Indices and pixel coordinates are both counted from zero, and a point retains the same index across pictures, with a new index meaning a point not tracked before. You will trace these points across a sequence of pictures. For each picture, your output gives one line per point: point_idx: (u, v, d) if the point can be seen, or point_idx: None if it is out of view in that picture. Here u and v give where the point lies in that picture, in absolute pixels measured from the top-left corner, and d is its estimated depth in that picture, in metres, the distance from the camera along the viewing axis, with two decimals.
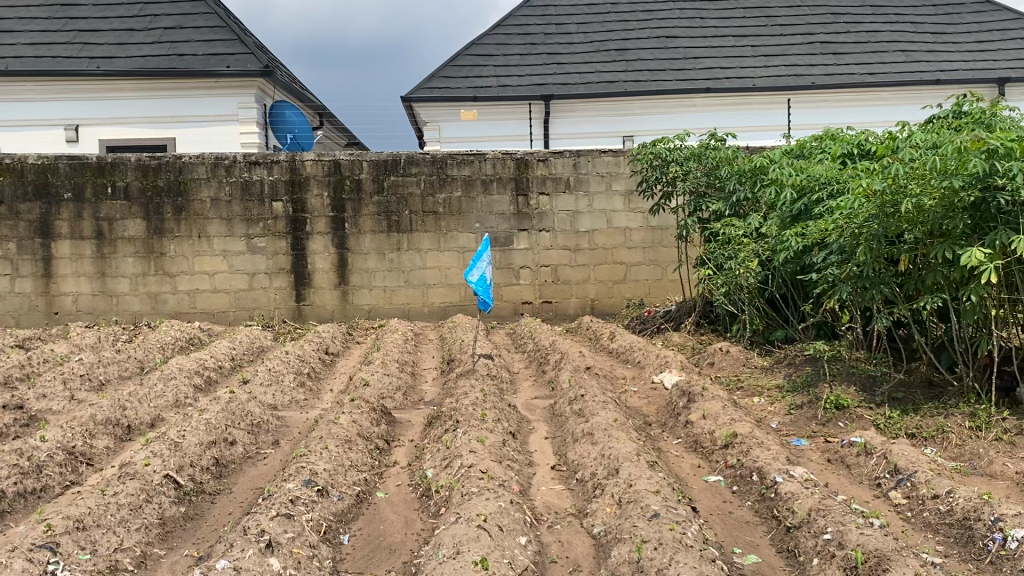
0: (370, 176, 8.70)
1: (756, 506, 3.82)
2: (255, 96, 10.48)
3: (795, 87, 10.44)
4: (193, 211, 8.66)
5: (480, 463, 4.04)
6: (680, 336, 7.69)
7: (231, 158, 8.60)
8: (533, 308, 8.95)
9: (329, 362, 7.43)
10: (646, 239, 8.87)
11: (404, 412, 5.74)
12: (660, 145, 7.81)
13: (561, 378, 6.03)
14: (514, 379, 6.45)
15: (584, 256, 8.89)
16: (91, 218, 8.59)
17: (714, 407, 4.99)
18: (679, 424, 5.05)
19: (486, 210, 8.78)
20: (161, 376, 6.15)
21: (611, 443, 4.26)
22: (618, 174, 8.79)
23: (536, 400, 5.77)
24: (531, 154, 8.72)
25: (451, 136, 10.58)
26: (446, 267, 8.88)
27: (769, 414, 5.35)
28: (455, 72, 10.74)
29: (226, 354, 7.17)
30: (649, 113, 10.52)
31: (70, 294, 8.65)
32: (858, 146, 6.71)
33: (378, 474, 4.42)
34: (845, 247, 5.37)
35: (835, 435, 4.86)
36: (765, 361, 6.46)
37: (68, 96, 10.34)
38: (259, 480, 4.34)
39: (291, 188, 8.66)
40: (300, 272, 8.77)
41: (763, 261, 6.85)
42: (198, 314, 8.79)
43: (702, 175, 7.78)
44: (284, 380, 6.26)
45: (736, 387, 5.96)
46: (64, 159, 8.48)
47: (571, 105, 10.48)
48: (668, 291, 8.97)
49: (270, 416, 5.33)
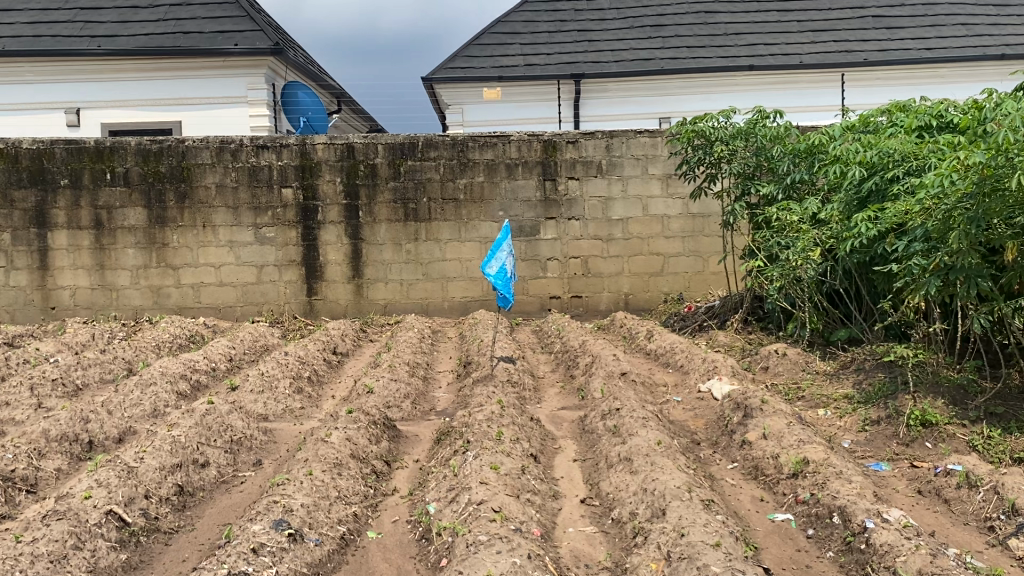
0: (386, 161, 7.96)
1: (841, 560, 3.05)
2: (265, 77, 9.77)
3: (847, 63, 9.49)
4: (197, 198, 7.97)
5: (493, 499, 3.28)
6: (726, 335, 6.86)
7: (238, 142, 7.90)
8: (561, 303, 8.16)
9: (335, 364, 6.73)
10: (686, 227, 8.05)
11: (411, 425, 5.00)
12: (703, 123, 6.94)
13: (593, 386, 5.23)
14: (539, 386, 5.68)
15: (617, 247, 8.07)
16: (89, 206, 7.94)
17: (778, 425, 4.18)
18: (734, 444, 4.27)
19: (510, 196, 8.00)
20: (140, 381, 5.44)
21: (654, 472, 3.47)
22: (655, 156, 7.94)
23: (563, 413, 4.99)
24: (560, 135, 7.91)
25: (475, 119, 9.79)
26: (468, 258, 8.11)
27: (839, 432, 4.51)
28: (479, 51, 9.95)
29: (222, 355, 6.50)
30: (687, 93, 9.66)
31: (66, 287, 8.02)
32: (937, 116, 5.79)
33: (373, 506, 3.68)
34: (932, 233, 4.49)
35: (924, 460, 4.06)
36: (829, 365, 5.62)
37: (69, 78, 9.72)
38: (230, 514, 3.62)
39: (302, 173, 7.94)
40: (312, 265, 8.06)
41: (823, 249, 6.04)
42: (204, 309, 8.11)
43: (750, 155, 6.93)
44: (279, 386, 5.51)
45: (796, 397, 5.15)
46: (61, 143, 7.83)
47: (602, 85, 9.64)
48: (710, 284, 8.13)
49: (256, 431, 4.59)
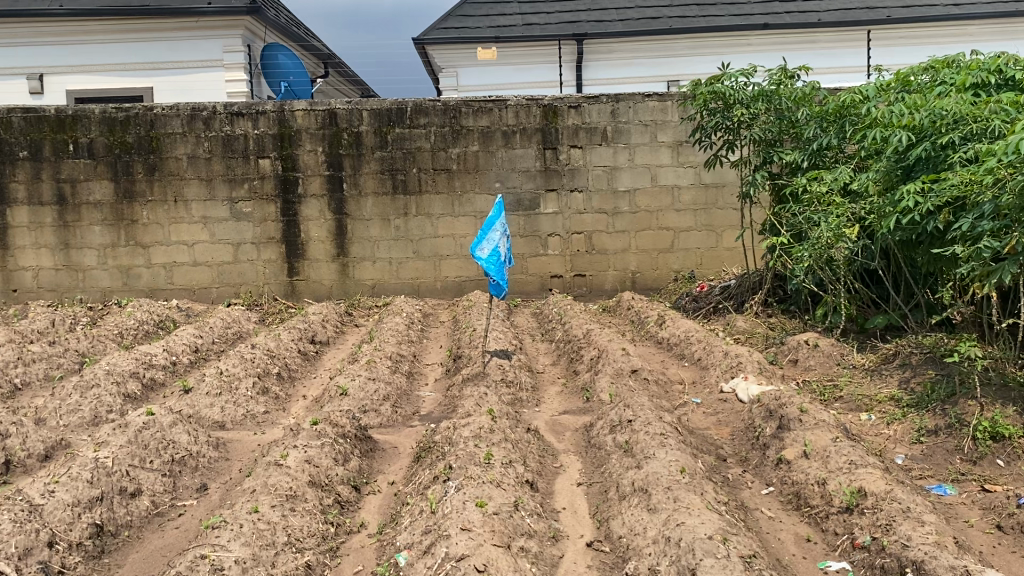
0: (372, 128, 7.22)
1: None
2: (242, 38, 8.98)
3: (870, 20, 8.62)
4: (168, 170, 7.24)
5: (478, 554, 2.61)
6: (746, 321, 6.18)
7: (210, 108, 7.15)
8: (563, 283, 7.46)
9: (313, 356, 6.05)
10: (698, 199, 7.32)
11: (390, 434, 4.34)
12: (721, 82, 6.20)
13: (600, 387, 4.55)
14: (539, 384, 5.01)
15: (624, 221, 7.35)
16: (51, 179, 7.22)
17: (822, 441, 3.49)
18: (769, 463, 3.60)
19: (507, 166, 7.27)
20: (81, 382, 4.75)
21: (679, 513, 2.79)
22: (665, 122, 7.20)
23: (564, 418, 4.33)
24: (562, 98, 7.16)
25: (470, 83, 9.03)
26: (462, 235, 7.40)
27: (890, 444, 3.83)
28: (474, 9, 9.15)
29: (186, 346, 5.83)
30: (696, 55, 8.87)
31: (29, 268, 7.33)
32: (996, 72, 5.05)
33: (333, 550, 3.02)
34: (1004, 208, 3.76)
35: (997, 482, 3.38)
36: (868, 358, 4.93)
37: (31, 41, 8.93)
38: (156, 563, 2.97)
39: (281, 143, 7.21)
40: (293, 243, 7.36)
41: (860, 225, 5.34)
42: (177, 291, 7.42)
43: (772, 119, 6.21)
44: (241, 386, 4.81)
45: (834, 398, 4.47)
46: (18, 111, 7.09)
47: (607, 46, 8.85)
48: (725, 261, 7.41)
49: (207, 446, 3.90)
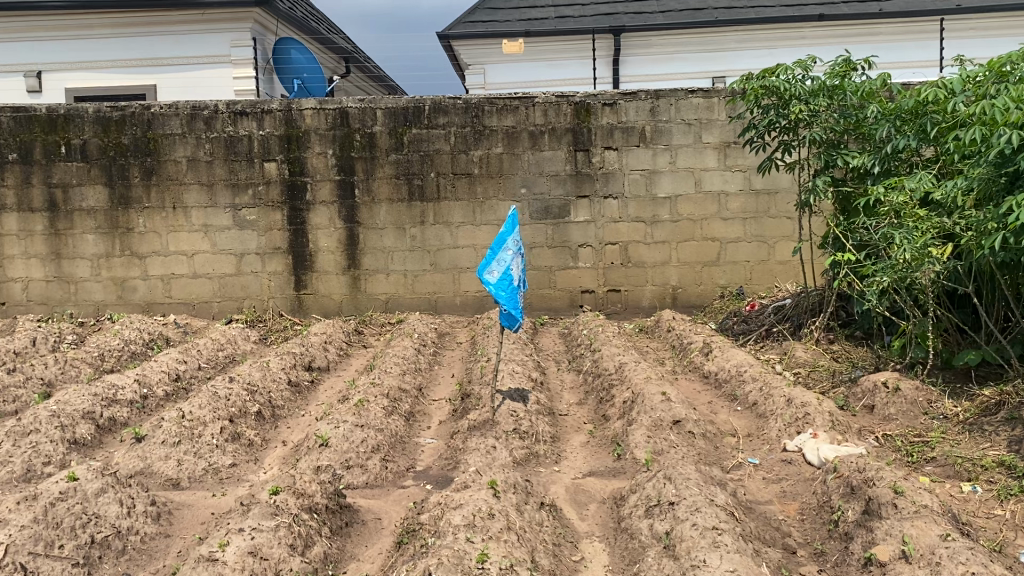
0: (385, 129, 6.46)
1: None
2: (251, 31, 8.25)
3: (938, 10, 7.64)
4: (166, 174, 6.52)
5: None
6: (807, 350, 5.28)
7: (212, 107, 6.43)
8: (595, 299, 6.62)
9: (307, 387, 5.28)
10: (748, 207, 6.44)
11: (376, 498, 3.56)
12: (776, 74, 5.31)
13: (635, 441, 3.72)
14: (560, 432, 4.19)
15: (663, 231, 6.50)
16: (42, 184, 6.53)
17: (928, 538, 2.63)
18: (858, 565, 2.74)
19: (534, 170, 6.46)
20: (17, 427, 4.01)
21: None
22: (712, 121, 6.33)
23: (588, 483, 3.51)
24: (596, 95, 6.34)
25: (498, 80, 8.22)
26: (483, 246, 6.60)
27: (1010, 534, 2.95)
28: (505, 1, 8.36)
29: (165, 374, 5.09)
30: (745, 48, 7.96)
31: (18, 279, 6.64)
32: None
33: None
34: None
35: None
36: (966, 407, 4.03)
37: (30, 35, 8.29)
38: None
39: (287, 144, 6.48)
40: (299, 254, 6.61)
41: (949, 243, 4.42)
42: (175, 306, 6.70)
43: (836, 117, 5.31)
44: (206, 432, 4.04)
45: (925, 461, 3.59)
46: (6, 110, 6.42)
47: (646, 40, 7.97)
48: (778, 276, 6.52)
49: (145, 519, 3.14)
